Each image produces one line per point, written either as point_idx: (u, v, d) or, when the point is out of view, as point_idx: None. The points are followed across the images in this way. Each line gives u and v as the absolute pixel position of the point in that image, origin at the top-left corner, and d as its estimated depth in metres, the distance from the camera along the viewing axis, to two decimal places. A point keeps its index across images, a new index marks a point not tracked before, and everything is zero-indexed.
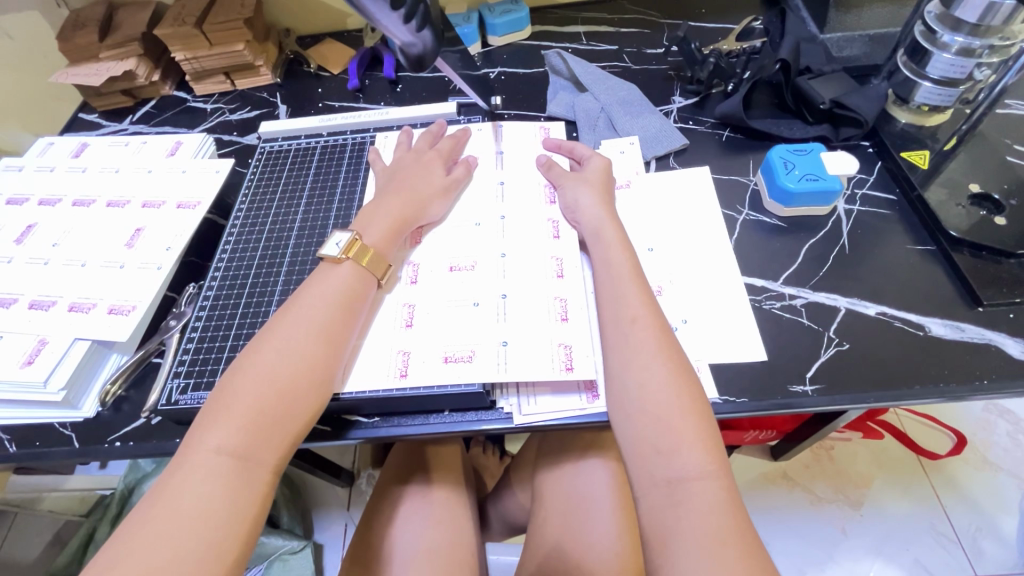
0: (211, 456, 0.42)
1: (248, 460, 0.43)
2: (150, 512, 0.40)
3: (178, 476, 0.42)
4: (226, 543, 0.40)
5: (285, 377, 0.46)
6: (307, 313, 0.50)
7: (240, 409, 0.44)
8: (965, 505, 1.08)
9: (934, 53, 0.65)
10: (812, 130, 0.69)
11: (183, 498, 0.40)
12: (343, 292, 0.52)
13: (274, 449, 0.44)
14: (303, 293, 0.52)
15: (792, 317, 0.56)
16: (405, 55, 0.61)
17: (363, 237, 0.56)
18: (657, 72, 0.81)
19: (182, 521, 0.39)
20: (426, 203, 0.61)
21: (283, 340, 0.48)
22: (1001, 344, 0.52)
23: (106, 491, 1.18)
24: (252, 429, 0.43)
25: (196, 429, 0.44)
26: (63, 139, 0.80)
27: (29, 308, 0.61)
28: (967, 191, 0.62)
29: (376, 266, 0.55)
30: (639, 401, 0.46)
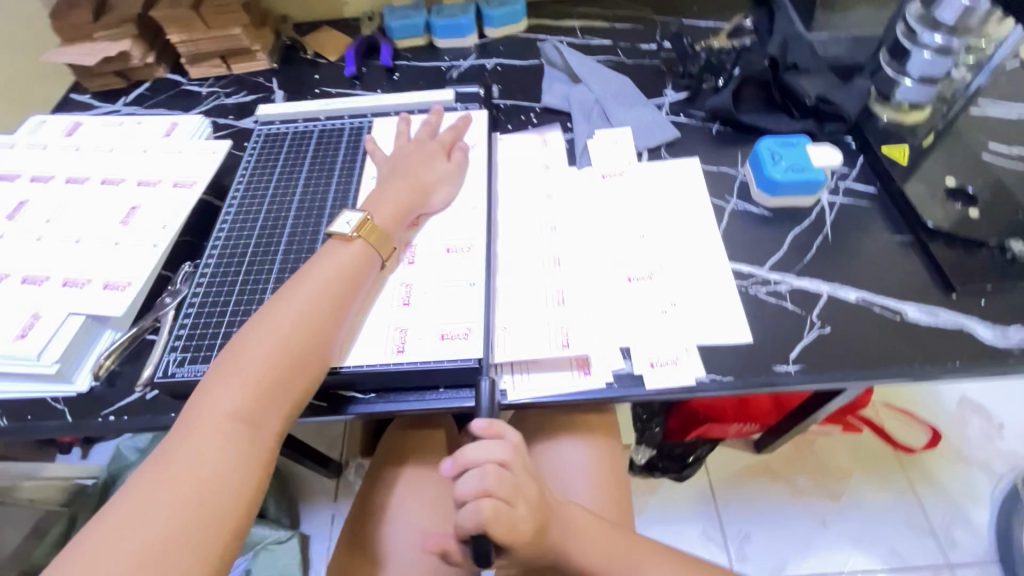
0: (223, 420, 0.44)
1: (257, 426, 0.45)
2: (160, 472, 0.42)
3: (186, 444, 0.43)
4: (236, 505, 0.42)
5: (295, 346, 0.48)
6: (315, 284, 0.52)
7: (249, 375, 0.46)
8: (939, 497, 1.12)
9: (915, 51, 0.68)
10: (798, 124, 0.71)
11: (194, 460, 0.42)
12: (349, 266, 0.54)
13: (280, 415, 0.47)
14: (310, 267, 0.54)
15: (776, 302, 0.58)
16: None
17: (372, 217, 0.58)
18: (650, 67, 0.83)
19: (192, 483, 0.41)
20: (428, 189, 0.63)
21: (293, 310, 0.50)
22: (972, 328, 0.55)
23: (88, 480, 1.16)
24: (262, 395, 0.46)
25: (202, 395, 0.46)
26: (56, 118, 0.80)
27: (22, 282, 0.60)
28: (943, 185, 0.65)
29: (383, 245, 0.57)
30: None
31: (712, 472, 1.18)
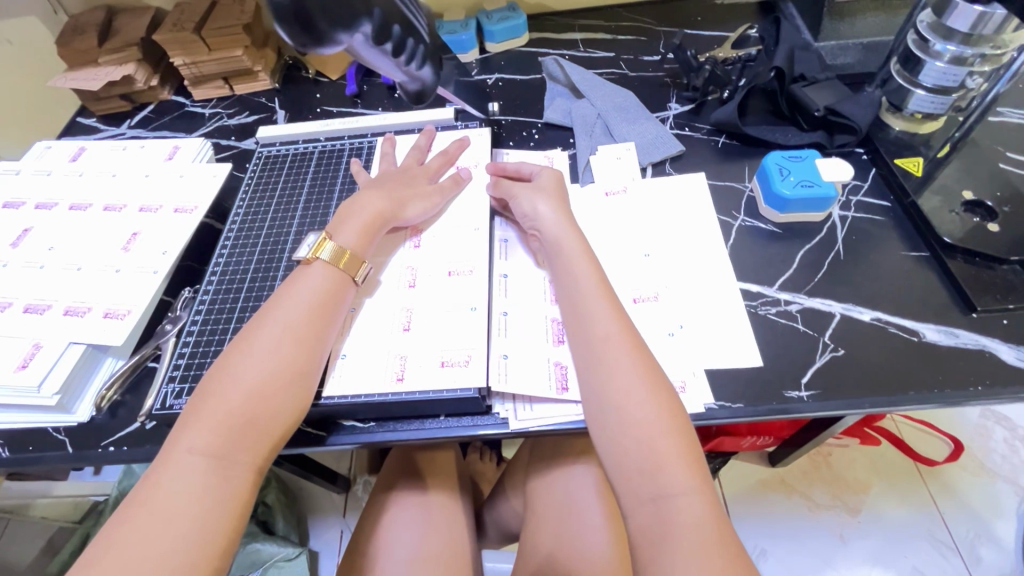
0: (188, 460, 0.42)
1: (227, 460, 0.42)
2: (131, 510, 0.40)
3: (154, 486, 0.41)
4: (207, 542, 0.39)
5: (261, 378, 0.46)
6: (284, 312, 0.50)
7: (215, 409, 0.44)
8: (963, 513, 1.08)
9: (927, 62, 0.65)
10: (807, 137, 0.70)
11: (161, 499, 0.40)
12: (320, 290, 0.52)
13: (255, 448, 0.44)
14: (281, 296, 0.52)
15: (788, 323, 0.57)
16: (405, 91, 0.67)
17: (337, 240, 0.56)
18: (653, 79, 0.81)
19: (160, 520, 0.39)
20: (404, 202, 0.61)
21: (260, 339, 0.48)
22: (994, 350, 0.53)
23: (99, 498, 1.17)
24: (229, 429, 0.43)
25: (174, 433, 0.44)
26: (61, 143, 0.80)
27: (24, 311, 0.60)
28: (960, 198, 0.62)
29: (351, 266, 0.55)
30: (623, 436, 0.45)
31: (726, 486, 1.15)
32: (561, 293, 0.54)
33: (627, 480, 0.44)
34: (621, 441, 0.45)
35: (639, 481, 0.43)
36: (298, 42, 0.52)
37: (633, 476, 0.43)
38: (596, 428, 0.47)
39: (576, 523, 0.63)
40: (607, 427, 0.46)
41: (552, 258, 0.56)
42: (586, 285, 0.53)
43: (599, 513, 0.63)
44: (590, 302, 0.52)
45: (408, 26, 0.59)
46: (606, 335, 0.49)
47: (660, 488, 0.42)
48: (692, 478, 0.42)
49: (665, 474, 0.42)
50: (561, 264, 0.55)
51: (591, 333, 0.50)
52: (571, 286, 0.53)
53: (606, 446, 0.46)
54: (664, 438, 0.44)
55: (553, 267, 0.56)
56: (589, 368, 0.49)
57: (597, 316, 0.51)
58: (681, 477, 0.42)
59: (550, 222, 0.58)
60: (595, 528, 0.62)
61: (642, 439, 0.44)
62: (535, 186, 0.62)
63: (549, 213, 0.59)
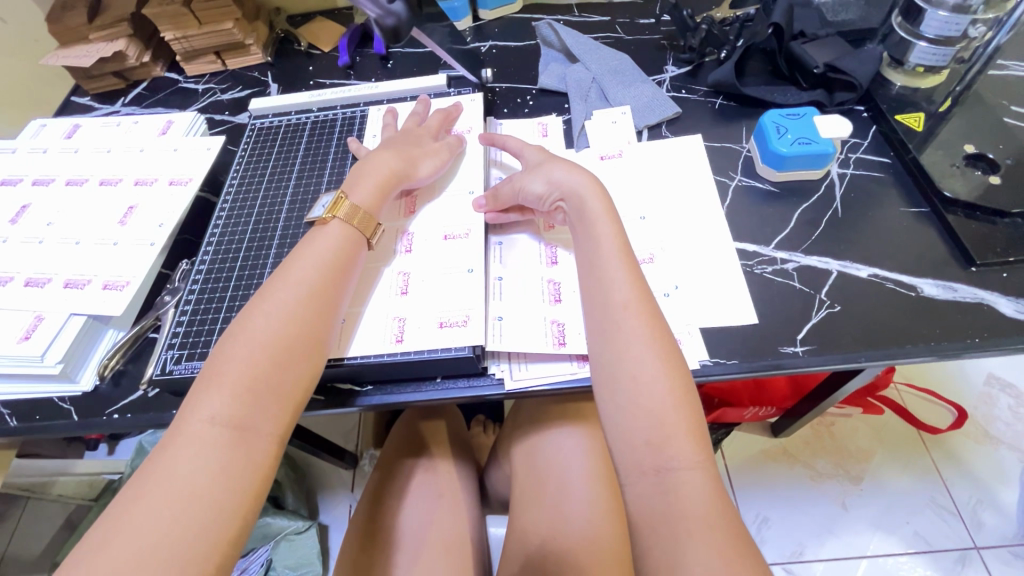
0: (206, 426, 0.41)
1: (247, 430, 0.42)
2: (143, 488, 0.39)
3: (171, 452, 0.40)
4: (227, 517, 0.39)
5: (281, 345, 0.45)
6: (297, 276, 0.49)
7: (234, 374, 0.43)
8: (965, 478, 1.09)
9: (928, 11, 0.63)
10: (806, 95, 0.68)
11: (180, 466, 0.39)
12: (331, 252, 0.52)
13: (274, 420, 0.43)
14: (292, 260, 0.51)
15: (783, 281, 0.56)
16: (380, 27, 0.56)
17: (348, 197, 0.56)
18: (650, 42, 0.80)
19: (179, 495, 0.38)
20: (415, 160, 0.61)
21: (274, 304, 0.47)
22: (993, 303, 0.52)
23: (113, 475, 1.22)
24: (250, 394, 0.43)
25: (189, 400, 0.43)
26: (56, 121, 0.80)
27: (25, 285, 0.61)
28: (962, 151, 0.61)
29: (365, 224, 0.55)
30: (632, 402, 0.45)
31: (727, 456, 1.16)
32: (581, 256, 0.53)
33: (628, 450, 0.44)
34: (629, 411, 0.44)
35: (642, 453, 0.43)
36: None
37: (638, 446, 0.43)
38: (603, 396, 0.47)
39: (560, 484, 0.64)
40: (615, 393, 0.46)
41: (579, 223, 0.54)
42: (608, 251, 0.51)
43: (581, 474, 0.64)
44: (610, 268, 0.50)
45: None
46: (624, 304, 0.48)
47: (663, 460, 0.42)
48: (697, 453, 0.42)
49: (670, 448, 0.42)
50: (584, 233, 0.54)
51: (609, 301, 0.49)
52: (590, 251, 0.52)
53: (611, 410, 0.46)
54: (671, 412, 0.44)
55: (577, 235, 0.54)
56: (602, 337, 0.48)
57: (616, 283, 0.50)
58: (684, 450, 0.42)
59: (572, 183, 0.56)
60: (578, 488, 0.63)
61: (651, 409, 0.44)
62: (539, 157, 0.60)
63: (566, 175, 0.56)
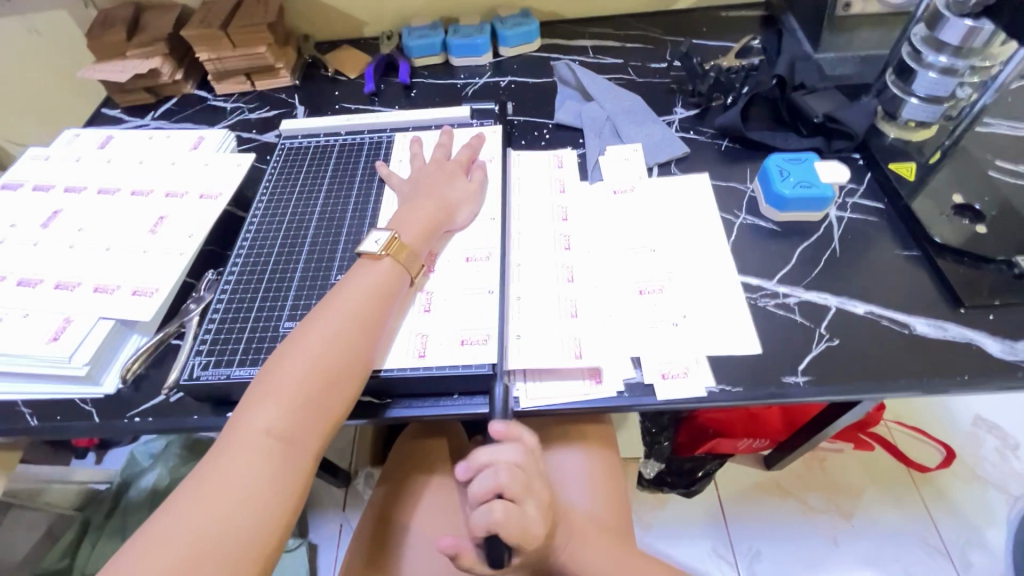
0: (257, 441, 0.43)
1: (294, 445, 0.44)
2: (193, 495, 0.41)
3: (223, 462, 0.43)
4: (270, 526, 0.41)
5: (330, 366, 0.48)
6: (347, 301, 0.52)
7: (285, 392, 0.46)
8: (952, 517, 1.11)
9: (919, 72, 0.69)
10: (806, 141, 0.73)
11: (231, 476, 0.42)
12: (374, 282, 0.54)
13: (316, 436, 0.46)
14: (342, 288, 0.54)
15: (785, 314, 0.59)
16: None
17: (400, 235, 0.59)
18: (660, 85, 0.85)
19: (229, 502, 0.41)
20: (454, 208, 0.64)
21: (321, 330, 0.50)
22: (981, 343, 0.56)
23: (101, 485, 1.20)
24: (299, 412, 0.45)
25: (238, 414, 0.45)
26: (89, 131, 0.83)
27: (54, 288, 0.63)
28: (950, 201, 0.66)
29: (411, 262, 0.57)
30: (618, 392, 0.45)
31: (722, 486, 1.17)
32: None
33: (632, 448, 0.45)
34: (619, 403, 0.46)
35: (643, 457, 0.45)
36: None
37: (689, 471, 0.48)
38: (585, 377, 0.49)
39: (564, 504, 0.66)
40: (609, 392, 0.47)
41: None
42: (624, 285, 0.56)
43: (584, 494, 0.67)
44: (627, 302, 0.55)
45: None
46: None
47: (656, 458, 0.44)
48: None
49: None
50: None
51: None
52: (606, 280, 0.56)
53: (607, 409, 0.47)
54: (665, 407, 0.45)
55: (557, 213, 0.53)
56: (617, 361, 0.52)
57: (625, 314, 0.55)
58: None
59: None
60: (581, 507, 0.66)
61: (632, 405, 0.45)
62: None
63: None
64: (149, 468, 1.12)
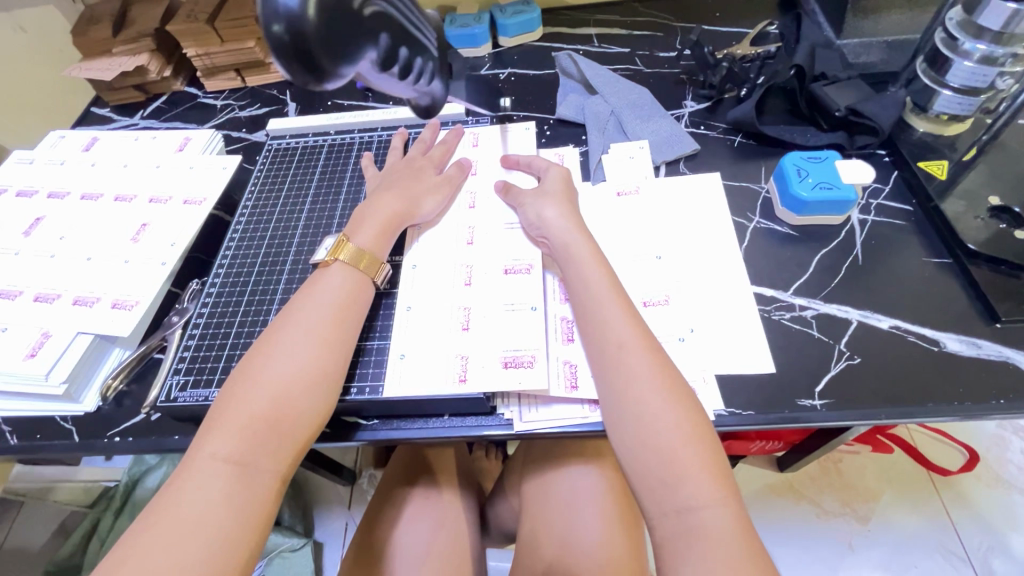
0: (209, 464, 0.41)
1: (250, 466, 0.41)
2: (147, 522, 0.38)
3: (176, 486, 0.40)
4: (229, 553, 0.38)
5: (287, 381, 0.45)
6: (304, 312, 0.49)
7: (238, 411, 0.43)
8: (975, 523, 1.06)
9: (955, 61, 0.63)
10: (826, 137, 0.68)
11: (183, 503, 0.39)
12: (338, 291, 0.52)
13: (278, 454, 0.43)
14: (300, 298, 0.51)
15: (802, 328, 0.55)
16: (414, 107, 0.56)
17: (353, 240, 0.56)
18: (669, 76, 0.79)
19: (182, 526, 0.38)
20: (418, 198, 0.61)
21: (280, 342, 0.47)
22: (1018, 362, 0.51)
23: (111, 483, 1.17)
24: (256, 431, 0.42)
25: (195, 440, 0.43)
26: (75, 132, 0.81)
27: (34, 300, 0.61)
28: (986, 203, 0.60)
29: (370, 267, 0.54)
30: (633, 412, 0.45)
31: None
32: (572, 293, 0.53)
33: (647, 490, 0.43)
34: (639, 450, 0.43)
35: (660, 494, 0.42)
36: (301, 81, 0.43)
37: (655, 489, 0.42)
38: (610, 431, 0.46)
39: (566, 523, 0.62)
40: (624, 432, 0.45)
41: (563, 263, 0.54)
42: (600, 290, 0.51)
43: (594, 515, 0.62)
44: (604, 308, 0.50)
45: (415, 44, 0.50)
46: (620, 346, 0.47)
47: (682, 501, 0.41)
48: (717, 490, 0.41)
49: (686, 494, 0.41)
50: (571, 269, 0.53)
51: (606, 342, 0.48)
52: (582, 289, 0.52)
53: (624, 453, 0.45)
54: (684, 449, 0.42)
55: (562, 269, 0.55)
56: (606, 376, 0.47)
57: (612, 325, 0.49)
58: (703, 488, 0.41)
59: (557, 226, 0.56)
60: (589, 525, 0.61)
61: (660, 447, 0.43)
62: (541, 189, 0.60)
63: (555, 217, 0.57)
64: (157, 465, 1.10)
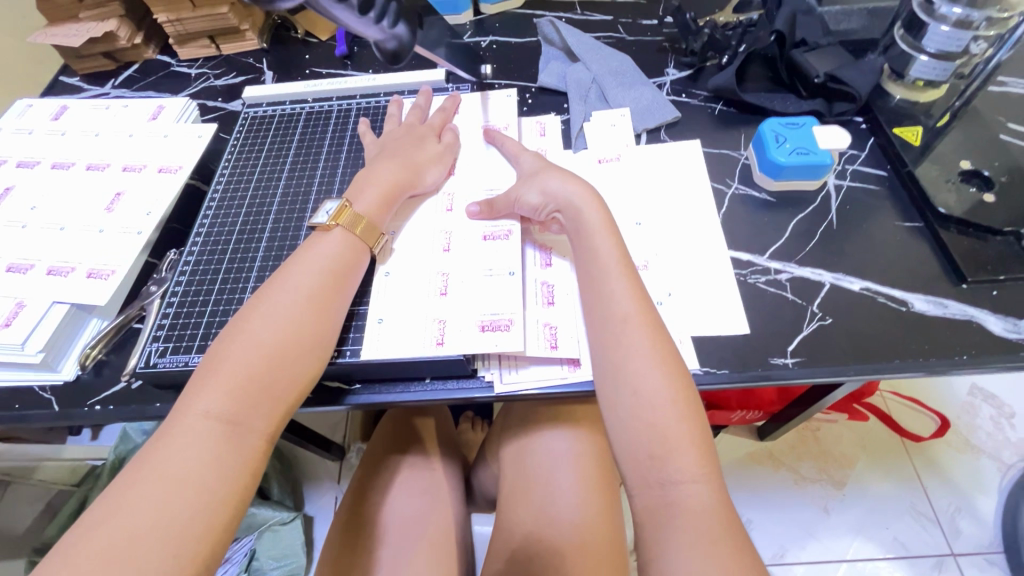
0: (200, 419, 0.41)
1: (239, 425, 0.42)
2: (133, 478, 0.39)
3: (166, 441, 0.40)
4: (216, 509, 0.39)
5: (278, 344, 0.45)
6: (299, 278, 0.49)
7: (230, 371, 0.43)
8: (944, 486, 1.10)
9: (931, 25, 0.64)
10: (805, 104, 0.68)
11: (172, 458, 0.39)
12: (332, 259, 0.51)
13: (268, 415, 0.43)
14: (292, 262, 0.51)
15: (776, 291, 0.56)
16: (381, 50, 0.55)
17: (353, 204, 0.55)
18: (651, 44, 0.79)
19: (169, 483, 0.38)
20: (422, 168, 0.60)
21: (273, 306, 0.47)
22: (982, 321, 0.53)
23: (97, 462, 1.20)
24: (246, 391, 0.43)
25: (182, 396, 0.43)
26: (43, 101, 0.78)
27: (6, 270, 0.60)
28: (957, 168, 0.62)
29: (367, 234, 0.54)
30: (631, 381, 0.46)
31: None
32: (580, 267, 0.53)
33: (630, 460, 0.44)
34: (631, 421, 0.45)
35: (645, 467, 0.43)
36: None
37: (640, 461, 0.43)
38: (603, 404, 0.47)
39: (547, 486, 0.63)
40: (618, 407, 0.46)
41: (577, 240, 0.53)
42: (609, 261, 0.51)
43: (571, 478, 0.63)
44: (611, 278, 0.50)
45: None
46: (625, 317, 0.48)
47: (666, 475, 0.42)
48: (700, 467, 0.42)
49: (670, 463, 0.42)
50: (584, 242, 0.53)
51: (609, 315, 0.49)
52: (593, 263, 0.52)
53: (613, 423, 0.46)
54: (675, 426, 0.43)
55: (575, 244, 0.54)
56: (605, 348, 0.48)
57: (616, 297, 0.49)
58: (688, 464, 0.42)
59: (567, 196, 0.55)
60: (567, 488, 0.63)
61: (654, 421, 0.44)
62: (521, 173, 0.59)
63: (561, 186, 0.55)
64: None
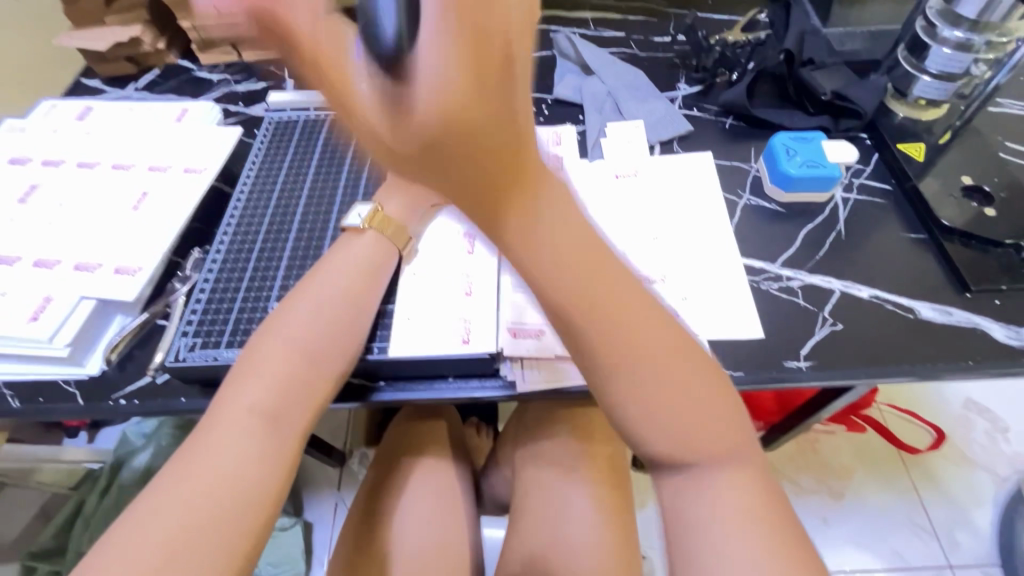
0: (245, 413, 0.44)
1: (280, 421, 0.45)
2: (180, 471, 0.40)
3: (211, 435, 0.43)
4: (260, 500, 0.41)
5: (315, 342, 0.50)
6: (335, 280, 0.55)
7: (272, 367, 0.47)
8: (941, 499, 1.12)
9: (933, 47, 0.67)
10: (813, 120, 0.70)
11: (218, 451, 0.42)
12: (363, 263, 0.57)
13: (305, 410, 0.47)
14: (325, 266, 0.56)
15: (788, 298, 0.58)
16: None
17: (383, 207, 0.61)
18: (663, 60, 0.82)
19: (216, 475, 0.40)
20: None
21: (310, 309, 0.52)
22: (986, 328, 0.55)
23: (94, 465, 1.15)
24: (287, 386, 0.47)
25: (223, 391, 0.46)
26: (67, 102, 0.80)
27: (34, 265, 0.61)
28: (960, 183, 0.64)
29: (397, 236, 0.59)
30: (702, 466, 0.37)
31: None
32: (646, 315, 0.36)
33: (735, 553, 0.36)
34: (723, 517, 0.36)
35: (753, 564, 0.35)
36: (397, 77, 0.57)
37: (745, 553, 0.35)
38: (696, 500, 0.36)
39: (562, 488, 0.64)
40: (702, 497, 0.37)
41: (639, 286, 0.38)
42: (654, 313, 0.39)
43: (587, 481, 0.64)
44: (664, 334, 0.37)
45: None
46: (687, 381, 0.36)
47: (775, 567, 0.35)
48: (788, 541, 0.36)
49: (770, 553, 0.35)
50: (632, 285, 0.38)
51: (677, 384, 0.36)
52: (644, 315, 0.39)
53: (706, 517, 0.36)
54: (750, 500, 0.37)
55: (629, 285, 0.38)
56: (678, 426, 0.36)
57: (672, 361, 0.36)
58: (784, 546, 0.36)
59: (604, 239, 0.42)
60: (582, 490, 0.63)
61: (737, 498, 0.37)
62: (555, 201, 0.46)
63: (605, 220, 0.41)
64: (143, 447, 1.06)
